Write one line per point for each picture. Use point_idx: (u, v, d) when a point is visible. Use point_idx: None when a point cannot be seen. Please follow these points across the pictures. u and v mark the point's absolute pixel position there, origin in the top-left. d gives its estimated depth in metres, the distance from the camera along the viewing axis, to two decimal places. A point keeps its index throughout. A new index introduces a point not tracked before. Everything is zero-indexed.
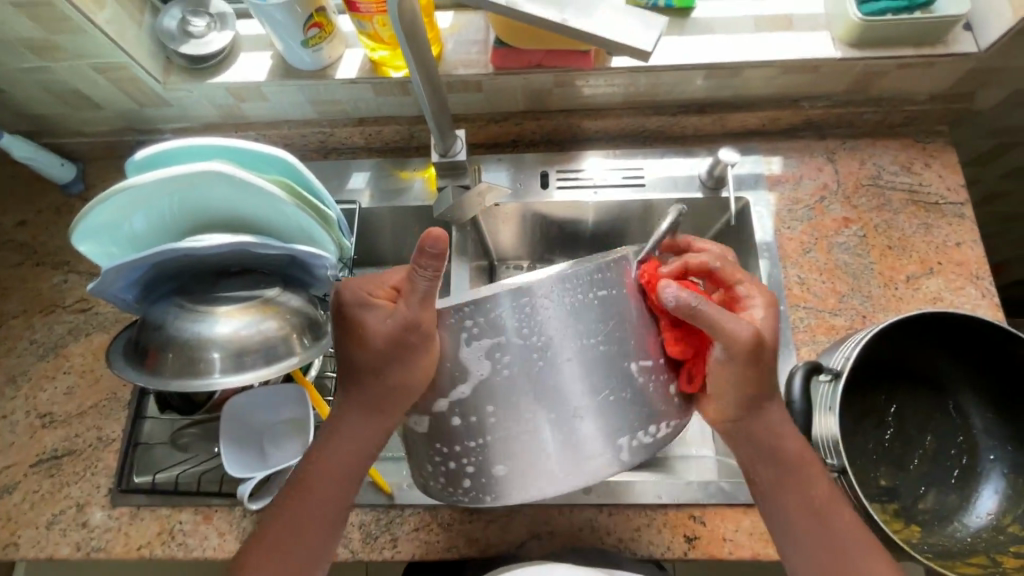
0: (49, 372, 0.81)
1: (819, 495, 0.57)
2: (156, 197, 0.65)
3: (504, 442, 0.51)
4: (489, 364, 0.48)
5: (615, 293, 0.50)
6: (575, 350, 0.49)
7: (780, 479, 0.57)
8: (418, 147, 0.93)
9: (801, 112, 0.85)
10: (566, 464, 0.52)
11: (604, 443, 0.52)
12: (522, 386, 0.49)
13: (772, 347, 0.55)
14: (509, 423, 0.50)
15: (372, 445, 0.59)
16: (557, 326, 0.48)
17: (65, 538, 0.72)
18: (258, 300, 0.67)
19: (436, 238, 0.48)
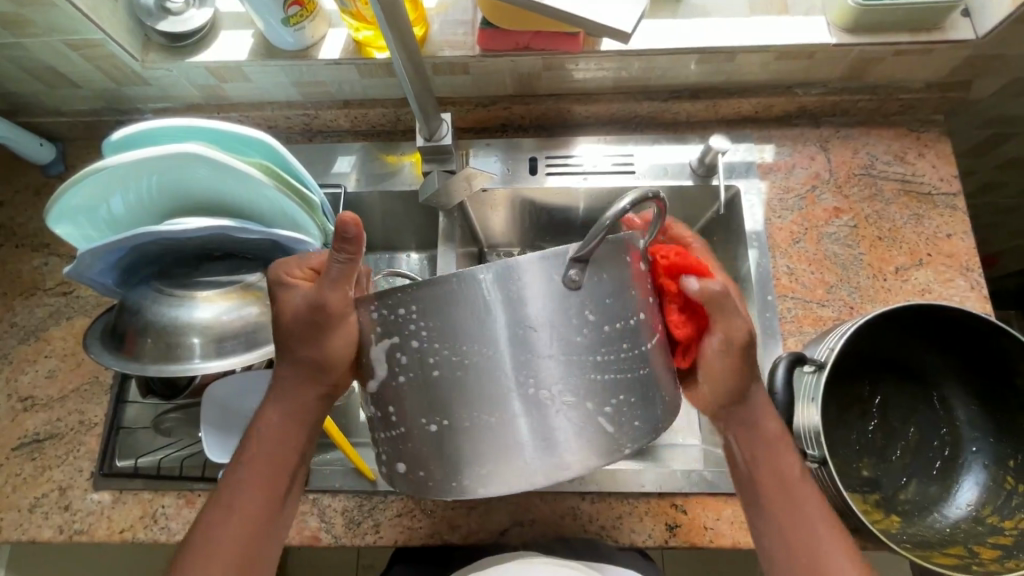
0: (30, 355, 0.81)
1: (789, 472, 0.56)
2: (133, 180, 0.64)
3: (414, 435, 0.48)
4: (388, 365, 0.47)
5: (553, 284, 0.45)
6: (488, 359, 0.45)
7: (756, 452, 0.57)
8: (405, 131, 0.91)
9: (794, 99, 0.83)
10: (505, 467, 0.46)
11: (547, 435, 0.45)
12: (424, 375, 0.46)
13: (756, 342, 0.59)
14: (420, 425, 0.47)
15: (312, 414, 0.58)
16: (469, 312, 0.44)
17: (48, 521, 0.72)
18: (237, 286, 0.66)
19: (346, 221, 0.48)
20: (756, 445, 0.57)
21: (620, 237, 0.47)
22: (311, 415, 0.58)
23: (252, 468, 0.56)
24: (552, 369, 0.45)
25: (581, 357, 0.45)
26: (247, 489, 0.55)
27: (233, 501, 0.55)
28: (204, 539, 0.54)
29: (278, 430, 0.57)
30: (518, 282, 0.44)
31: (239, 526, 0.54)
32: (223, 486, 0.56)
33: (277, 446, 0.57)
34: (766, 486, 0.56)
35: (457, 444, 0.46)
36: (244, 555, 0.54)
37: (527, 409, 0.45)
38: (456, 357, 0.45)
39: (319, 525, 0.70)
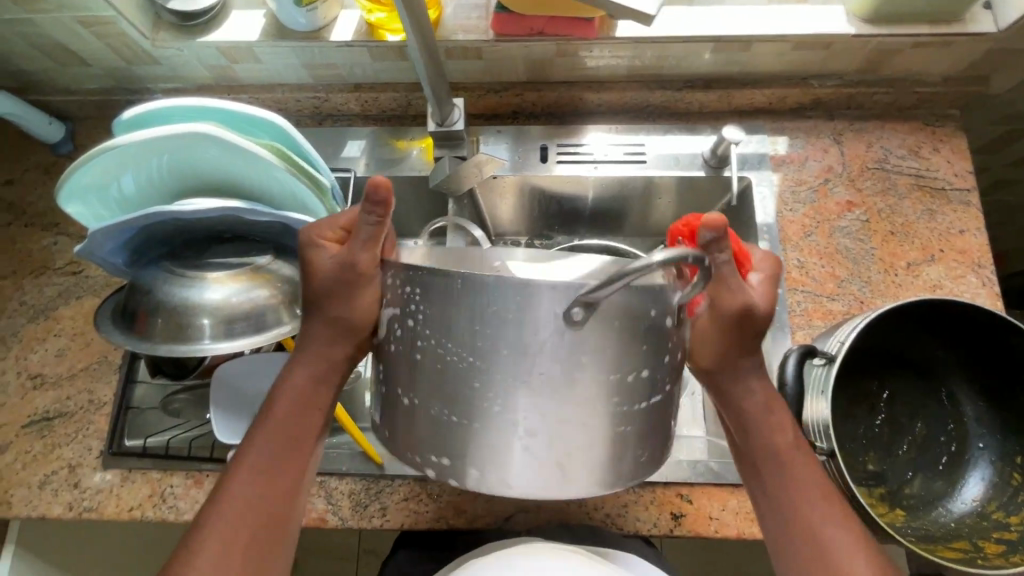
0: (40, 334, 0.81)
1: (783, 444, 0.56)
2: (145, 158, 0.63)
3: (393, 401, 0.49)
4: (388, 328, 0.48)
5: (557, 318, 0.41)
6: (468, 369, 0.44)
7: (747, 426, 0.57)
8: (415, 116, 0.91)
9: (809, 90, 0.82)
10: (461, 464, 0.46)
11: (507, 454, 0.45)
12: (411, 352, 0.47)
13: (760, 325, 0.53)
14: (399, 393, 0.48)
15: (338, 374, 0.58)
16: (461, 317, 0.43)
17: (58, 498, 0.73)
18: (248, 268, 0.66)
19: (377, 186, 0.46)
20: (753, 420, 0.56)
21: (649, 287, 0.43)
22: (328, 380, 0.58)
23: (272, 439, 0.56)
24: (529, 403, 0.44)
25: (565, 391, 0.43)
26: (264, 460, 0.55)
27: (253, 467, 0.54)
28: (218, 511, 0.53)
29: (297, 399, 0.57)
30: (524, 305, 0.41)
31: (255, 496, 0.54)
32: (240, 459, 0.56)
33: (296, 415, 0.57)
34: (770, 470, 0.55)
35: (426, 422, 0.47)
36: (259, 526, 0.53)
37: (492, 426, 0.44)
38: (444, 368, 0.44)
39: (326, 507, 0.71)
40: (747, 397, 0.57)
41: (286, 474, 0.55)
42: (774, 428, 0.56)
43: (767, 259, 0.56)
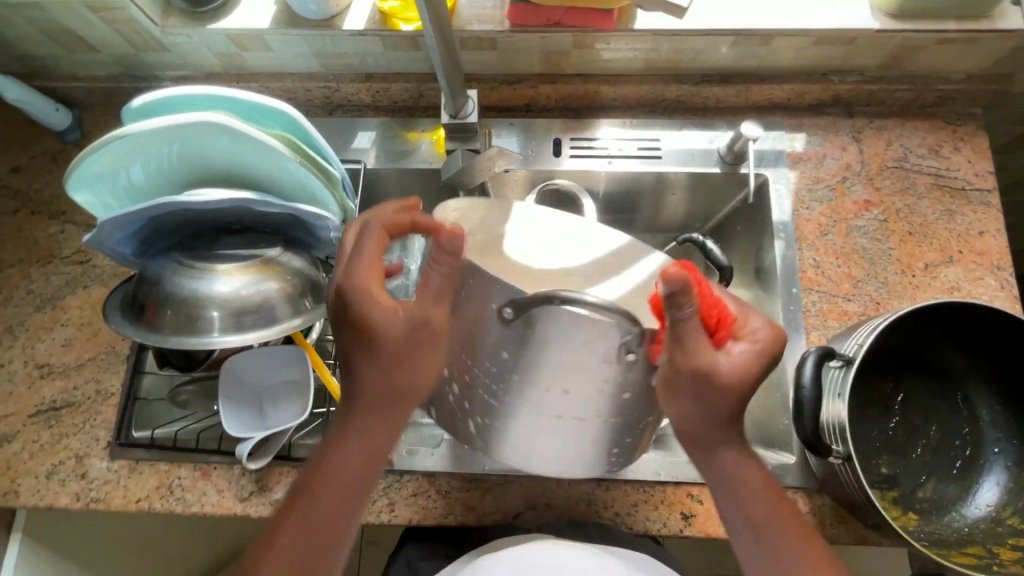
0: (47, 323, 0.80)
1: (755, 513, 0.54)
2: (155, 147, 0.63)
3: None
4: None
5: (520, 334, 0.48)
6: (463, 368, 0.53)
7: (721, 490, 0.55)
8: (426, 107, 0.90)
9: (830, 86, 0.81)
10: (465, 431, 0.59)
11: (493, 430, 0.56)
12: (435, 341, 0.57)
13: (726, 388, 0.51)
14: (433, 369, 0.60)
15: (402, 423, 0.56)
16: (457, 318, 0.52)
17: (65, 488, 0.73)
18: (258, 260, 0.65)
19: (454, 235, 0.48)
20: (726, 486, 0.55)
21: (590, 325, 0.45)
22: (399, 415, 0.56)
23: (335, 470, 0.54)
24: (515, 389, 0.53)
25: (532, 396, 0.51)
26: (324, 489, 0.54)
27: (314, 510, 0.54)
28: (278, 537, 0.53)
29: (368, 430, 0.55)
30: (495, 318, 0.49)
31: (315, 525, 0.53)
32: (303, 483, 0.55)
33: (364, 446, 0.55)
34: (744, 537, 0.55)
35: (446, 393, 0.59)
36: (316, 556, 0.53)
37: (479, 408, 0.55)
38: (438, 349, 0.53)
39: None
40: (736, 469, 0.54)
41: (346, 506, 0.55)
42: (753, 497, 0.55)
43: (762, 329, 0.52)
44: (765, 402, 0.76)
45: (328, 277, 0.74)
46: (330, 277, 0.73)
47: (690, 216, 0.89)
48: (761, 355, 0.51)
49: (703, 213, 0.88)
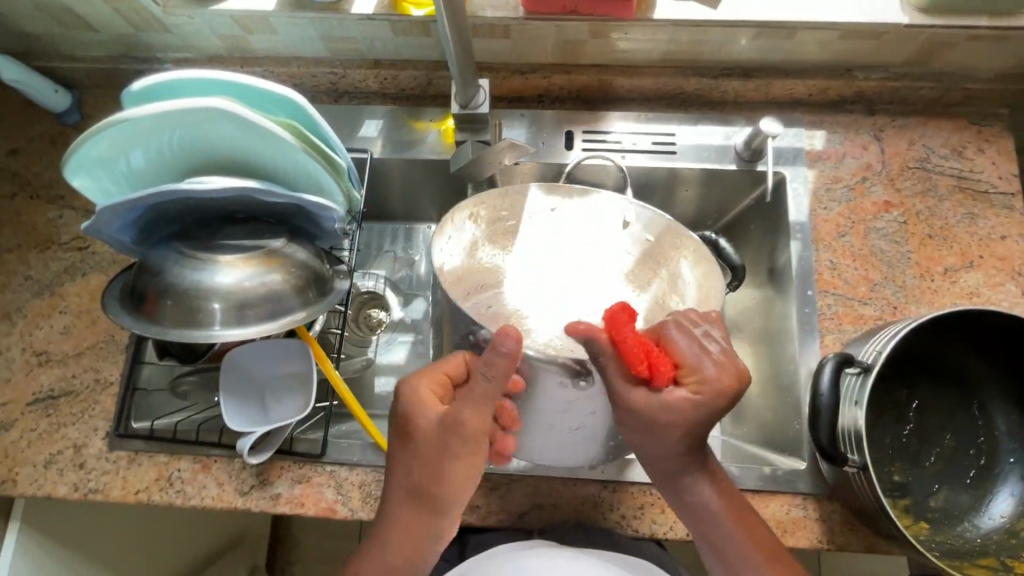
0: (45, 310, 0.79)
1: (715, 540, 0.59)
2: (156, 133, 0.61)
3: None
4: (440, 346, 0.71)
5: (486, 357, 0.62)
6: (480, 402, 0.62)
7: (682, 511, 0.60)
8: (435, 96, 0.87)
9: (853, 82, 0.78)
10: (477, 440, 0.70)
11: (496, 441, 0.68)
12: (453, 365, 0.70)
13: (665, 430, 0.55)
14: None
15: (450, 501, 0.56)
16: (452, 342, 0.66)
17: (63, 478, 0.72)
18: (262, 251, 0.64)
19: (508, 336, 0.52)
20: (689, 511, 0.60)
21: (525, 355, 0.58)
22: (470, 440, 0.54)
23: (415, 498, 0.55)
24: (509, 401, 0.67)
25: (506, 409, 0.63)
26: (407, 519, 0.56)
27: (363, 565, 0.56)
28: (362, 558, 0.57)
29: (442, 459, 0.54)
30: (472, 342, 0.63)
31: (400, 551, 0.55)
32: (383, 512, 0.57)
33: (437, 477, 0.54)
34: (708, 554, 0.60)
35: None
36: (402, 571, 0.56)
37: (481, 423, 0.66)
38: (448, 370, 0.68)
39: (337, 498, 0.70)
40: (699, 496, 0.59)
41: (429, 530, 0.56)
42: (721, 526, 0.58)
43: (707, 381, 0.53)
44: (775, 408, 0.75)
45: (332, 269, 0.72)
46: (334, 269, 0.71)
47: (701, 213, 0.87)
48: (704, 404, 0.53)
49: (716, 211, 0.86)
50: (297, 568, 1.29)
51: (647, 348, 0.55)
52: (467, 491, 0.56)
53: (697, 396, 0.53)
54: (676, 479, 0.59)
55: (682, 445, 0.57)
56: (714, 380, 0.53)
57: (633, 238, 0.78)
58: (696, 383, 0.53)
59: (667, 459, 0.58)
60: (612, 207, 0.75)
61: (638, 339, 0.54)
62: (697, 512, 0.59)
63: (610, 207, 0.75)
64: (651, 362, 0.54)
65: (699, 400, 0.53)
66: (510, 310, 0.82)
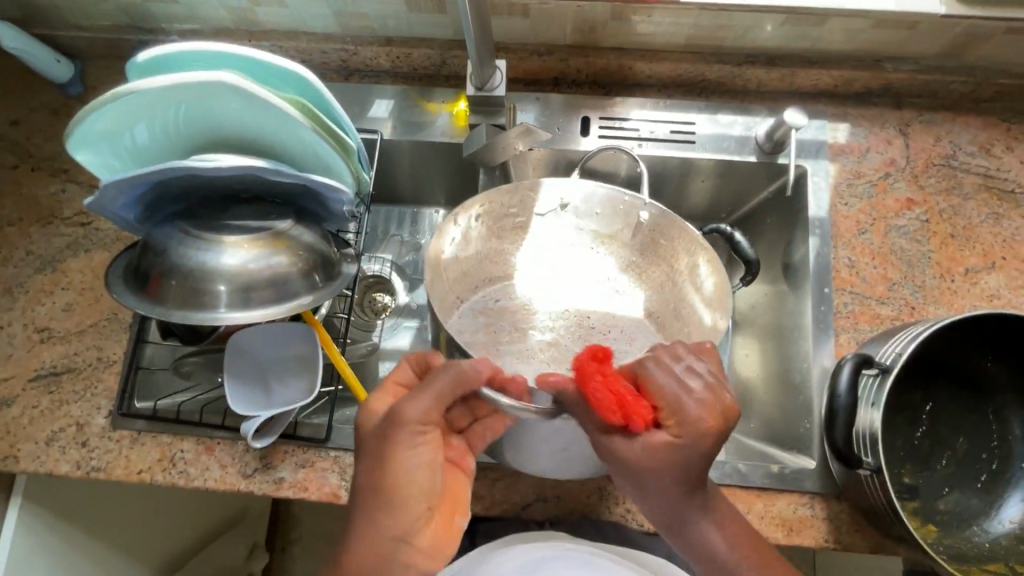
0: (47, 286, 0.78)
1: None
2: (162, 107, 0.59)
3: None
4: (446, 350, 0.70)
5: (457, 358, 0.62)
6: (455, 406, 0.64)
7: (696, 558, 0.58)
8: (448, 76, 0.85)
9: (881, 74, 0.76)
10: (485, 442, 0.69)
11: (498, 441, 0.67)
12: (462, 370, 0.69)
13: (651, 476, 0.54)
14: None
15: (397, 504, 0.53)
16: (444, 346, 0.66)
17: (65, 456, 0.71)
18: (269, 233, 0.62)
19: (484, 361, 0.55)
20: (703, 558, 0.57)
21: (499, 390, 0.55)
22: (409, 428, 0.53)
23: (365, 500, 0.52)
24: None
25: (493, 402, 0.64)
26: (363, 525, 0.52)
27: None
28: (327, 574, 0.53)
29: (386, 452, 0.53)
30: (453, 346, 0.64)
31: (361, 560, 0.51)
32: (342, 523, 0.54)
33: (384, 472, 0.52)
34: None
35: None
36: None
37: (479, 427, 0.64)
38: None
39: (340, 483, 0.69)
40: (707, 543, 0.56)
41: (388, 534, 0.52)
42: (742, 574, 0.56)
43: (682, 423, 0.52)
44: (784, 407, 0.73)
45: (340, 252, 0.71)
46: (342, 253, 0.70)
47: (716, 205, 0.85)
48: (686, 446, 0.52)
49: (731, 204, 0.84)
50: (296, 548, 1.29)
51: (620, 395, 0.54)
52: (422, 486, 0.54)
53: (668, 440, 0.52)
54: (680, 531, 0.57)
55: (677, 494, 0.55)
56: (693, 425, 0.52)
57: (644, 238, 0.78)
58: (671, 425, 0.53)
59: (670, 507, 0.56)
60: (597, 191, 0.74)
61: (608, 387, 0.53)
62: (709, 559, 0.57)
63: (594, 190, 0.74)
64: (625, 409, 0.53)
65: (680, 446, 0.52)
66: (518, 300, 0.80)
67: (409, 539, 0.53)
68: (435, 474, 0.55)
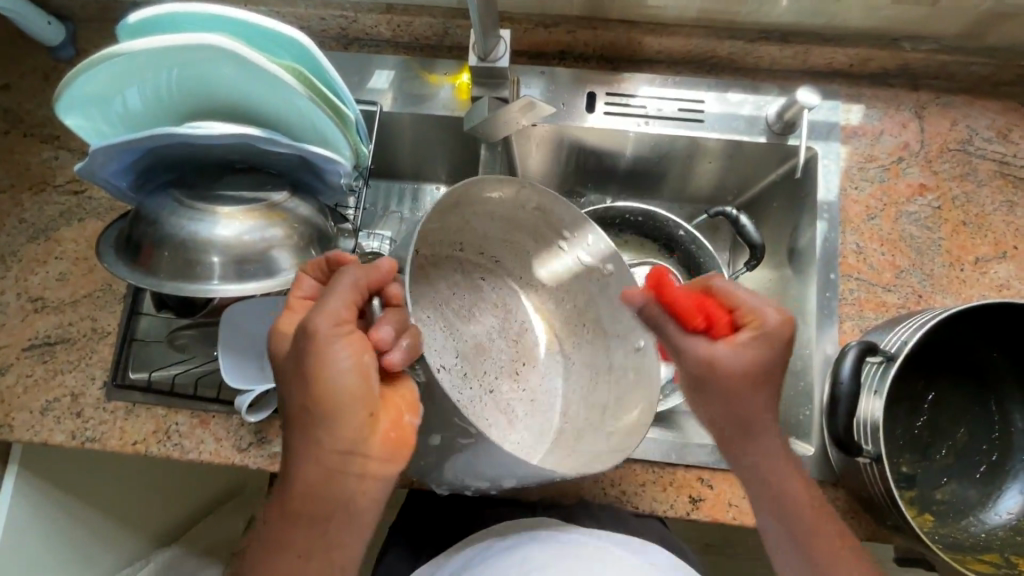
0: (40, 255, 0.76)
1: (796, 510, 0.55)
2: (154, 70, 0.57)
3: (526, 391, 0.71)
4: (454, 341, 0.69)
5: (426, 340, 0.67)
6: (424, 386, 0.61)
7: (754, 477, 0.57)
8: (451, 48, 0.82)
9: (899, 53, 0.74)
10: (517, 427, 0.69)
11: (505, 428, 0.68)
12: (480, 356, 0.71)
13: (735, 379, 0.54)
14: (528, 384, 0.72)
15: (333, 410, 0.48)
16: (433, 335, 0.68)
17: (60, 426, 0.71)
18: (263, 205, 0.61)
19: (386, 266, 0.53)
20: (768, 473, 0.56)
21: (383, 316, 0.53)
22: (323, 332, 0.48)
23: (304, 411, 0.49)
24: (447, 373, 0.67)
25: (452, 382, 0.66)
26: (308, 439, 0.49)
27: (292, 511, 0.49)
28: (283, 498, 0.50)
29: (311, 364, 0.48)
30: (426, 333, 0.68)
31: (314, 475, 0.49)
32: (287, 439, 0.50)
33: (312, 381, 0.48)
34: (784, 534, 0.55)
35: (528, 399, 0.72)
36: (327, 501, 0.49)
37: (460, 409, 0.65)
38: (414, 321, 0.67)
39: None
40: (768, 457, 0.56)
41: (337, 444, 0.49)
42: (797, 498, 0.56)
43: (762, 319, 0.54)
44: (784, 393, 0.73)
45: (337, 227, 0.70)
46: (339, 228, 0.69)
47: (722, 187, 0.83)
48: (767, 343, 0.54)
49: (737, 186, 0.83)
50: None
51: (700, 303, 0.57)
52: (354, 391, 0.48)
53: (753, 337, 0.54)
54: (771, 492, 0.56)
55: (750, 399, 0.55)
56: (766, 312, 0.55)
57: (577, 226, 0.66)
58: (750, 321, 0.55)
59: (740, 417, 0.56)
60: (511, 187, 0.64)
61: (690, 296, 0.57)
62: (767, 477, 0.56)
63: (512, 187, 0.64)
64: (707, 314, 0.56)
65: (761, 338, 0.54)
66: (499, 293, 0.74)
67: (359, 447, 0.49)
68: (368, 379, 0.49)
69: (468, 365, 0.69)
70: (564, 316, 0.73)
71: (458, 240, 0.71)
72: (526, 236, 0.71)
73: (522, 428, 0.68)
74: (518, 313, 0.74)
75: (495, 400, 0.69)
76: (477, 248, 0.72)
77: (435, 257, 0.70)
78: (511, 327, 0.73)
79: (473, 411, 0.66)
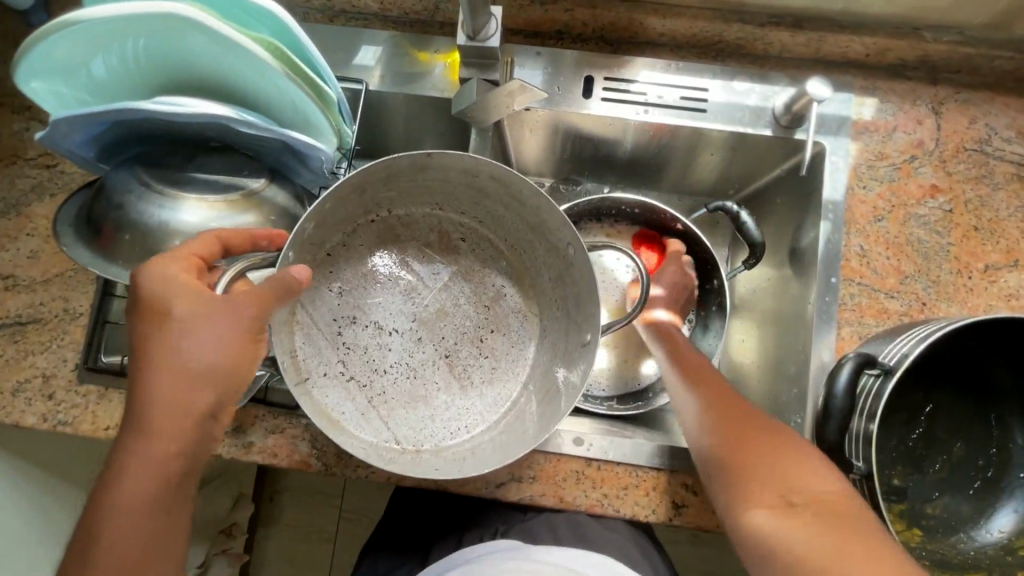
0: (11, 231, 0.74)
1: (724, 404, 0.58)
2: (120, 39, 0.53)
3: (494, 367, 0.69)
4: (406, 301, 0.69)
5: (371, 299, 0.68)
6: (334, 372, 0.62)
7: (689, 373, 0.64)
8: (443, 24, 0.78)
9: (920, 44, 0.69)
10: (471, 402, 0.68)
11: (446, 396, 0.67)
12: (432, 321, 0.69)
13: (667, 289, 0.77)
14: (496, 362, 0.70)
15: (216, 369, 0.49)
16: (381, 295, 0.68)
17: (30, 408, 0.69)
18: (234, 189, 0.58)
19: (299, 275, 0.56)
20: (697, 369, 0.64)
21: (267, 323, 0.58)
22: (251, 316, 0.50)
23: (156, 369, 0.47)
24: (399, 336, 0.68)
25: (384, 346, 0.67)
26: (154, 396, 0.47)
27: (139, 473, 0.46)
28: (129, 472, 0.46)
29: (213, 329, 0.48)
30: (373, 290, 0.68)
31: (171, 443, 0.47)
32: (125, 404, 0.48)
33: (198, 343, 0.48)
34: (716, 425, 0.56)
35: (492, 368, 0.69)
36: (185, 464, 0.48)
37: (386, 375, 0.66)
38: (369, 281, 0.69)
39: (311, 452, 0.65)
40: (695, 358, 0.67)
41: (197, 406, 0.48)
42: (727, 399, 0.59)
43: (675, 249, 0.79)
44: (778, 398, 0.70)
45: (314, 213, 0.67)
46: None
47: (724, 179, 0.80)
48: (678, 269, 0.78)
49: (740, 179, 0.79)
50: (284, 497, 1.23)
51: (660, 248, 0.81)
52: (243, 362, 0.50)
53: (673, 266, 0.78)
54: (697, 386, 0.62)
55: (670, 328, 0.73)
56: (671, 264, 0.78)
57: (519, 200, 0.64)
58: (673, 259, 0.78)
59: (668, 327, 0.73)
60: (449, 165, 0.62)
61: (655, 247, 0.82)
62: (692, 371, 0.64)
63: (450, 167, 0.62)
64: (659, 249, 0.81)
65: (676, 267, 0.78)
66: (473, 260, 0.72)
67: (222, 407, 0.50)
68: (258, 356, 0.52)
69: (424, 330, 0.68)
70: (542, 289, 0.71)
71: (432, 200, 0.70)
72: (495, 202, 0.68)
73: (475, 395, 0.68)
74: (489, 278, 0.72)
75: (450, 363, 0.68)
76: (457, 211, 0.71)
77: (409, 216, 0.70)
78: (483, 293, 0.71)
79: (422, 373, 0.67)
